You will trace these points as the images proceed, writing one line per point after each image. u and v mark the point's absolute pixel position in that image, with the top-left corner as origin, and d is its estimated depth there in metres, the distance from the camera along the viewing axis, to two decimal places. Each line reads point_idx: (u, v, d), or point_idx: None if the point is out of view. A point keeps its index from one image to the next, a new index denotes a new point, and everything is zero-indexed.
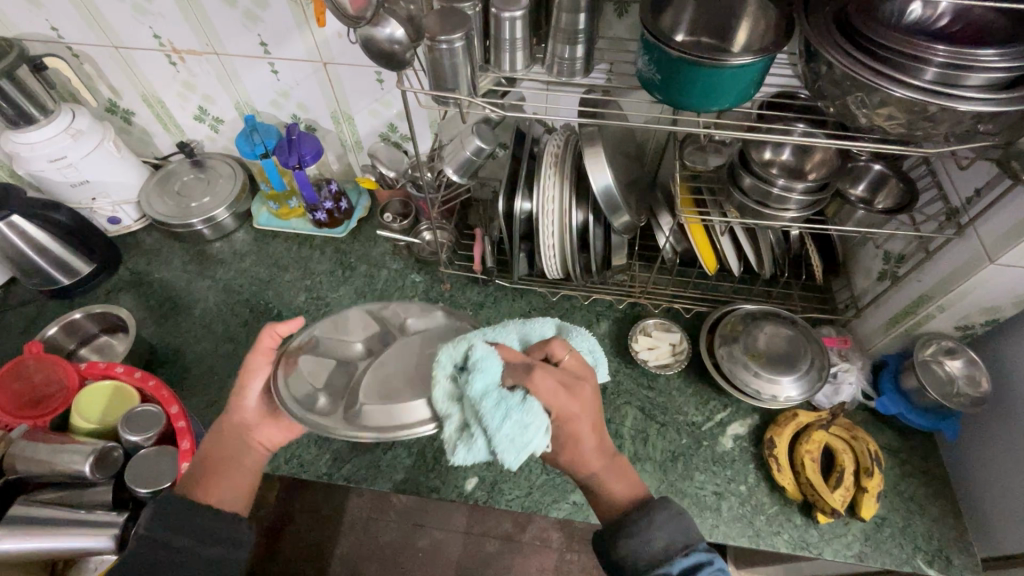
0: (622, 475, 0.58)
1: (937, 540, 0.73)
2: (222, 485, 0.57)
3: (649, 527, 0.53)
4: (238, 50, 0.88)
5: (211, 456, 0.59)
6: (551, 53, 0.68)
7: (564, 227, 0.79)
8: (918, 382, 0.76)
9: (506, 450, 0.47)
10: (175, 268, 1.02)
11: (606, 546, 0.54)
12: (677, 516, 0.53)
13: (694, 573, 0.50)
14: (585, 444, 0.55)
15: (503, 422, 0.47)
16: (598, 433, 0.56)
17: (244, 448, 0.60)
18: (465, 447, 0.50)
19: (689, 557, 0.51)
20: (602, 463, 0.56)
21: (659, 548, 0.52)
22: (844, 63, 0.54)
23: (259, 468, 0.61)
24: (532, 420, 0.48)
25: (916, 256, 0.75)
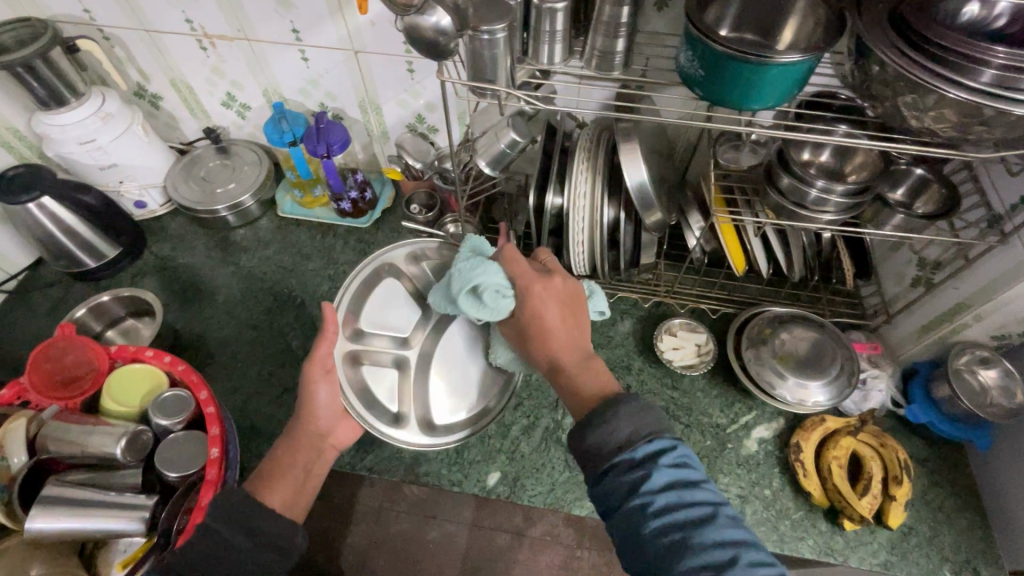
0: (586, 370, 0.60)
1: (965, 552, 0.72)
2: (287, 485, 0.61)
3: (614, 419, 0.51)
4: (269, 37, 0.87)
5: (279, 465, 0.63)
6: (591, 46, 0.67)
7: (595, 224, 0.78)
8: (950, 390, 0.75)
9: (457, 288, 0.67)
10: (200, 253, 1.02)
11: (575, 439, 0.53)
12: (644, 410, 0.52)
13: (657, 459, 0.49)
14: (547, 317, 0.63)
15: (467, 262, 0.68)
16: (562, 313, 0.63)
17: (319, 454, 0.66)
18: (438, 288, 0.75)
19: (652, 445, 0.49)
20: (569, 351, 0.62)
21: (625, 434, 0.50)
22: (898, 62, 0.52)
23: (320, 476, 0.65)
24: (485, 266, 0.66)
25: (954, 262, 0.74)
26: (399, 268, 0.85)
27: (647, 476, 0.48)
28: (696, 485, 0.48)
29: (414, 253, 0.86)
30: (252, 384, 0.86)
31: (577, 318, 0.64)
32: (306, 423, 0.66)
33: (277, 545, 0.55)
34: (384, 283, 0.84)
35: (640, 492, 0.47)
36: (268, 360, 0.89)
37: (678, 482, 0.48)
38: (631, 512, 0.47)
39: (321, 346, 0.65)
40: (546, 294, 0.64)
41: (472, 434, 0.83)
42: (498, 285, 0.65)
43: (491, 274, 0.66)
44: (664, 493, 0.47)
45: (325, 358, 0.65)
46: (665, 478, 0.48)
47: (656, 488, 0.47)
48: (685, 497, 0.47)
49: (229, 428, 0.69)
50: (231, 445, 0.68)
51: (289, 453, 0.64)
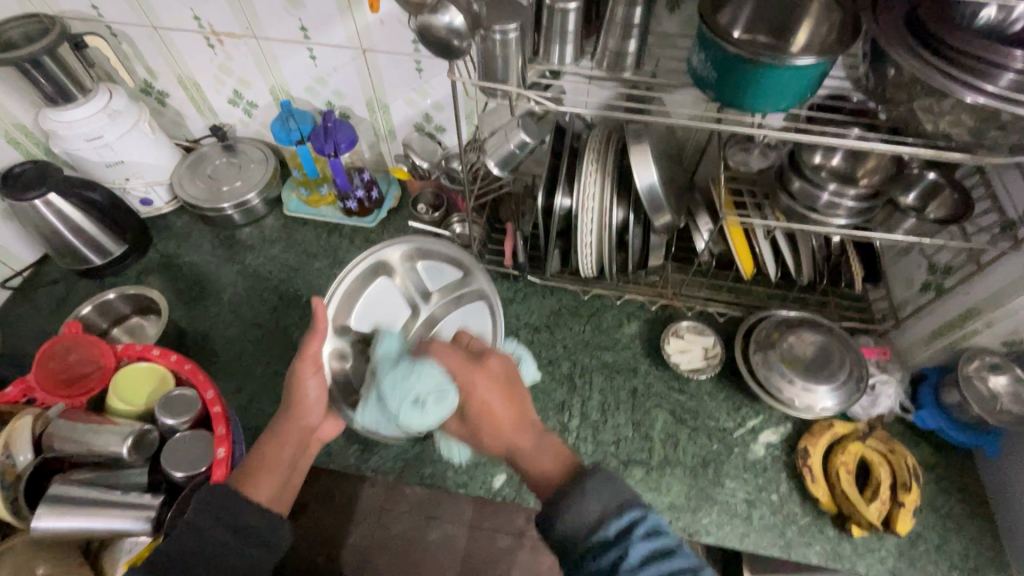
0: (543, 452, 0.53)
1: (974, 559, 0.72)
2: (270, 480, 0.61)
3: (580, 496, 0.46)
4: (278, 35, 0.87)
5: (264, 459, 0.62)
6: (603, 47, 0.66)
7: (603, 225, 0.77)
8: (960, 397, 0.75)
9: (396, 404, 0.56)
10: (205, 251, 1.02)
11: (543, 524, 0.47)
12: (608, 481, 0.47)
13: (630, 532, 0.43)
14: (493, 410, 0.55)
15: (395, 372, 0.57)
16: (506, 399, 0.56)
17: (301, 448, 0.65)
18: (367, 407, 0.61)
19: (623, 518, 0.44)
20: (520, 433, 0.54)
21: (594, 513, 0.45)
22: (915, 66, 0.52)
23: (300, 473, 0.65)
24: (416, 372, 0.56)
25: (965, 268, 0.74)
26: (393, 267, 0.81)
27: (624, 554, 0.42)
28: (676, 552, 0.43)
29: (410, 252, 0.82)
30: (258, 384, 0.86)
31: (520, 398, 0.57)
32: (295, 417, 0.65)
33: (264, 540, 0.54)
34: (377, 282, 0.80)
35: (620, 573, 0.41)
36: (273, 360, 0.88)
37: (655, 554, 0.42)
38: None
39: (312, 342, 0.62)
40: (483, 384, 0.56)
41: None
42: (432, 391, 0.55)
43: (424, 379, 0.55)
44: (647, 570, 0.41)
45: (316, 351, 0.63)
46: (642, 553, 0.42)
47: (638, 565, 0.42)
48: (668, 569, 0.42)
49: (235, 428, 0.69)
50: (237, 445, 0.68)
51: (274, 447, 0.63)
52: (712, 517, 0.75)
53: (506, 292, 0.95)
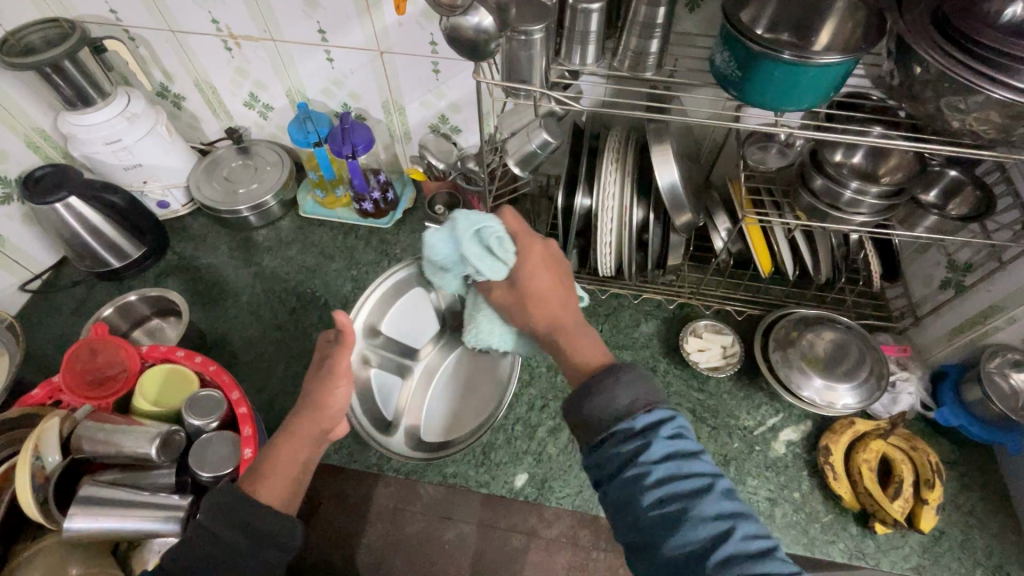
0: (583, 340, 0.56)
1: (997, 556, 0.72)
2: (279, 482, 0.57)
3: (614, 385, 0.48)
4: (296, 37, 0.87)
5: (277, 460, 0.58)
6: (625, 46, 0.67)
7: (623, 224, 0.78)
8: (982, 394, 0.74)
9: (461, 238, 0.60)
10: (222, 253, 1.02)
11: (572, 407, 0.50)
12: (643, 379, 0.49)
13: (657, 429, 0.46)
14: (542, 282, 0.60)
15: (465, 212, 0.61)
16: (555, 276, 0.60)
17: (316, 448, 0.62)
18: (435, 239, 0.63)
19: (652, 415, 0.47)
20: (564, 313, 0.59)
21: (625, 403, 0.47)
22: (942, 61, 0.52)
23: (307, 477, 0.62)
24: (485, 218, 0.60)
25: (986, 265, 0.74)
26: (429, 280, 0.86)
27: (646, 445, 0.45)
28: (694, 457, 0.46)
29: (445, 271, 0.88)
30: (279, 385, 0.86)
31: (567, 280, 0.61)
32: (311, 417, 0.61)
33: (277, 542, 0.53)
34: (410, 292, 0.85)
35: (639, 460, 0.45)
36: (293, 361, 0.89)
37: (676, 453, 0.45)
38: (628, 481, 0.44)
39: (340, 353, 0.61)
40: (537, 259, 0.60)
41: (499, 435, 0.84)
42: (500, 235, 0.60)
43: (492, 225, 0.60)
44: (665, 464, 0.45)
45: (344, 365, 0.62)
46: (663, 449, 0.45)
47: (657, 458, 0.45)
48: (683, 467, 0.45)
49: (260, 428, 0.69)
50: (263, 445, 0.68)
51: (288, 448, 0.59)
52: None
53: None
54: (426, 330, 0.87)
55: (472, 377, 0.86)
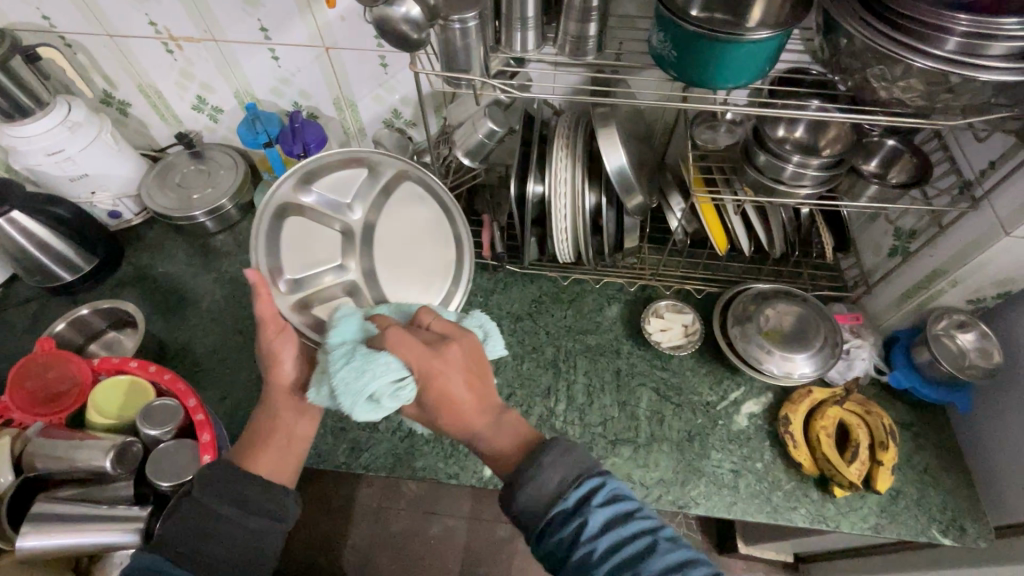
0: (500, 432, 0.56)
1: (951, 511, 0.75)
2: (269, 456, 0.59)
3: (539, 471, 0.50)
4: (238, 37, 0.86)
5: (262, 434, 0.60)
6: (563, 32, 0.67)
7: (576, 210, 0.78)
8: (930, 356, 0.76)
9: (349, 402, 0.53)
10: (180, 261, 1.01)
11: (506, 499, 0.51)
12: (565, 453, 0.51)
13: (589, 501, 0.49)
14: (455, 386, 0.56)
15: (347, 368, 0.53)
16: (469, 379, 0.57)
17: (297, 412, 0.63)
18: (318, 390, 0.57)
19: (582, 488, 0.49)
20: (479, 414, 0.57)
21: (552, 486, 0.50)
22: (866, 33, 0.53)
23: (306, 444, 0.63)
24: (372, 367, 0.53)
25: (928, 231, 0.76)
26: (294, 202, 0.71)
27: (583, 523, 0.48)
28: (632, 516, 0.48)
29: (303, 176, 0.72)
30: (242, 390, 0.85)
31: (483, 379, 0.59)
32: (274, 383, 0.63)
33: (267, 510, 0.54)
34: (286, 225, 0.70)
35: (581, 541, 0.47)
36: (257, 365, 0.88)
37: (612, 520, 0.48)
38: (578, 563, 0.46)
39: (264, 305, 0.61)
40: (451, 364, 0.56)
41: None
42: (392, 384, 0.54)
43: (379, 376, 0.53)
44: (604, 535, 0.47)
45: (274, 315, 0.62)
46: (601, 520, 0.48)
47: (596, 532, 0.47)
48: (623, 531, 0.47)
49: (222, 434, 0.69)
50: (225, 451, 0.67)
51: (268, 417, 0.62)
52: (700, 489, 0.76)
53: (486, 283, 0.95)
54: (330, 240, 0.74)
55: (410, 239, 0.80)
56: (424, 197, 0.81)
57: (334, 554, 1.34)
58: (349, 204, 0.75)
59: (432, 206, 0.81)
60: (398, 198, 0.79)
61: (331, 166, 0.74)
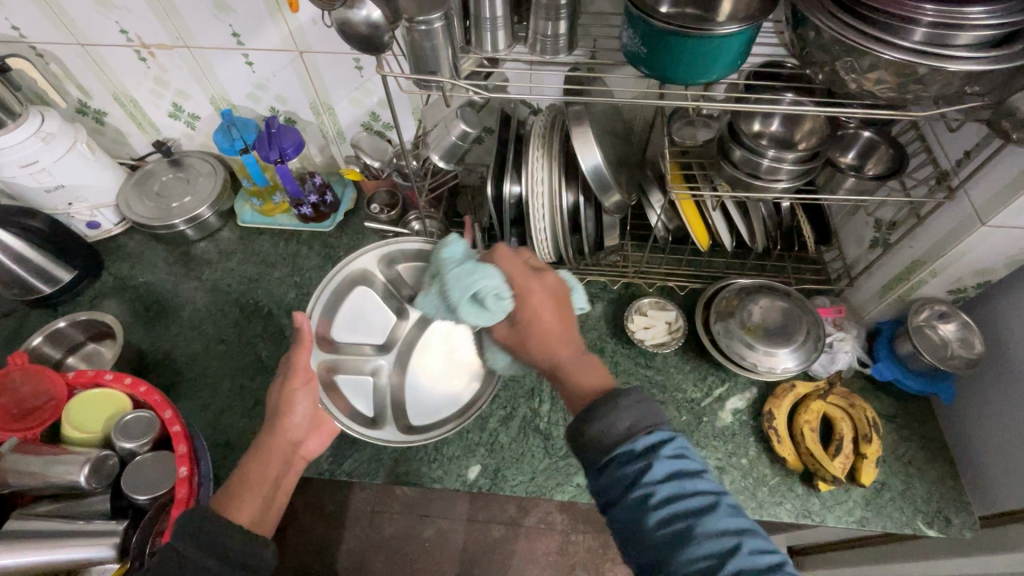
0: (581, 364, 0.58)
1: (936, 501, 0.75)
2: (253, 502, 0.58)
3: (614, 410, 0.50)
4: (210, 43, 0.85)
5: (247, 479, 0.59)
6: (534, 31, 0.66)
7: (554, 210, 0.78)
8: (913, 347, 0.76)
9: (455, 297, 0.62)
10: (161, 270, 1.00)
11: (575, 431, 0.52)
12: (643, 401, 0.51)
13: (657, 450, 0.48)
14: (544, 320, 0.60)
15: (457, 269, 0.63)
16: (557, 312, 0.60)
17: (287, 464, 0.62)
18: (428, 295, 0.69)
19: (653, 436, 0.49)
20: (564, 347, 0.59)
21: (625, 427, 0.49)
22: (832, 27, 0.53)
23: (283, 497, 0.61)
24: (481, 270, 0.61)
25: (907, 222, 0.75)
26: (373, 274, 0.85)
27: (648, 467, 0.47)
28: (696, 475, 0.48)
29: (387, 255, 0.85)
30: (224, 399, 0.84)
31: (569, 315, 0.62)
32: (277, 430, 0.62)
33: (244, 565, 0.52)
34: (355, 293, 0.84)
35: (642, 483, 0.47)
36: (238, 373, 0.87)
37: (678, 472, 0.47)
38: (634, 504, 0.46)
39: (299, 352, 0.63)
40: (540, 297, 0.60)
41: (450, 429, 0.81)
42: (494, 288, 0.60)
43: (485, 277, 0.60)
44: (667, 483, 0.47)
45: (307, 366, 0.64)
46: (666, 469, 0.47)
47: (660, 479, 0.47)
48: (686, 486, 0.47)
49: (200, 444, 0.68)
50: (202, 463, 0.67)
51: (257, 464, 0.60)
52: None
53: None
54: (381, 322, 0.86)
55: (447, 364, 0.83)
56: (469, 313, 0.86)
57: (328, 559, 1.35)
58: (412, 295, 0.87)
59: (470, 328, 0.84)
60: None
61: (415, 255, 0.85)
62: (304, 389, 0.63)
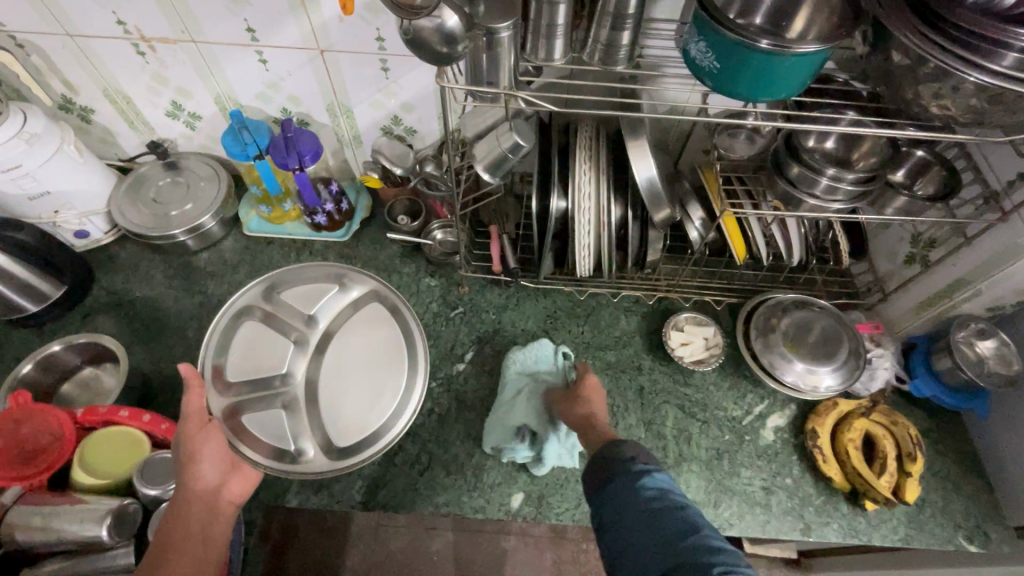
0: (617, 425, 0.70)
1: (975, 517, 0.76)
2: (179, 567, 0.52)
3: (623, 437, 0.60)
4: (220, 38, 0.77)
5: (167, 545, 0.53)
6: (594, 38, 0.62)
7: (600, 225, 0.75)
8: (952, 363, 0.77)
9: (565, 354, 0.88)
10: (159, 283, 0.92)
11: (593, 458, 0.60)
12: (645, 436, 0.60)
13: (654, 466, 0.56)
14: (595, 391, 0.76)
15: None
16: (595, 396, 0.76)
17: (210, 515, 0.56)
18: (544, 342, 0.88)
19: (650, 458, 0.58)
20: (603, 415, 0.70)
21: (635, 450, 0.58)
22: (919, 44, 0.51)
23: (222, 545, 0.56)
24: None
25: (950, 241, 0.75)
26: (263, 308, 0.83)
27: (643, 473, 0.55)
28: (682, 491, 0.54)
29: (271, 285, 0.85)
30: None
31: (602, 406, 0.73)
32: (187, 483, 0.57)
33: None
34: (246, 328, 0.81)
35: (635, 482, 0.54)
36: None
37: (665, 482, 0.54)
38: (626, 496, 0.54)
39: (190, 398, 0.61)
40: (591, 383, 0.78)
41: (489, 454, 0.78)
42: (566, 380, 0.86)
43: None
44: (655, 485, 0.54)
45: (200, 408, 0.61)
46: (656, 477, 0.55)
47: (649, 480, 0.54)
48: (672, 491, 0.53)
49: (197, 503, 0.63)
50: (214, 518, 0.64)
51: (174, 526, 0.54)
52: (733, 509, 0.74)
53: (498, 299, 0.91)
54: (283, 351, 0.81)
55: (369, 363, 0.81)
56: (388, 321, 0.84)
57: None
58: (314, 315, 0.84)
59: (393, 333, 0.83)
60: (362, 320, 0.85)
61: (307, 280, 0.87)
62: (203, 433, 0.59)
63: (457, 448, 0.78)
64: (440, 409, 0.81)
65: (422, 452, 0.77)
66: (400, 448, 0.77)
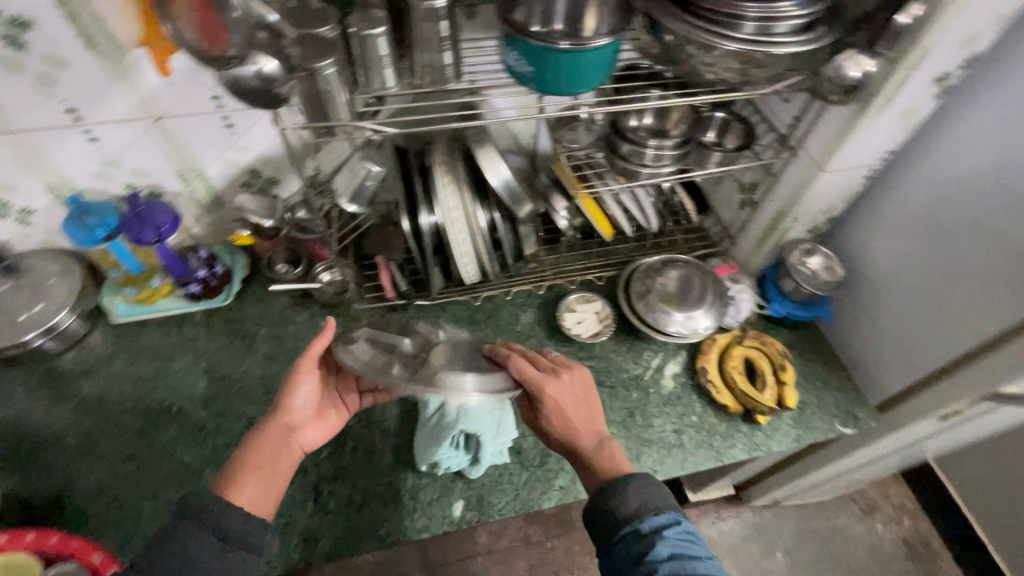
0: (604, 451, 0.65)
1: (845, 404, 0.89)
2: (253, 485, 0.60)
3: (625, 490, 0.59)
4: (39, 123, 0.73)
5: (249, 462, 0.62)
6: (420, 63, 0.67)
7: (473, 231, 0.80)
8: (793, 283, 0.89)
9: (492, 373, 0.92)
10: (21, 398, 0.83)
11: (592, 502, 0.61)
12: (652, 487, 0.60)
13: (663, 530, 0.56)
14: (570, 411, 0.67)
15: None
16: (576, 406, 0.68)
17: (287, 447, 0.65)
18: None
19: (662, 517, 0.57)
20: (588, 434, 0.66)
21: (635, 505, 0.58)
22: (683, 28, 0.62)
23: (288, 475, 0.65)
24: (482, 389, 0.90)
25: (764, 181, 0.89)
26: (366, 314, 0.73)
27: (654, 545, 0.55)
28: (699, 558, 0.55)
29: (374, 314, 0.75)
30: (150, 522, 0.72)
31: (592, 406, 0.69)
32: (280, 411, 0.66)
33: (246, 544, 0.56)
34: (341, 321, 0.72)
35: (646, 559, 0.54)
36: (161, 489, 0.75)
37: (680, 552, 0.54)
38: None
39: (313, 343, 0.67)
40: (569, 394, 0.68)
41: (422, 473, 0.78)
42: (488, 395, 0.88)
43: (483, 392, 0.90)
44: (670, 560, 0.54)
45: (315, 354, 0.67)
46: (668, 549, 0.54)
47: (662, 556, 0.54)
48: (688, 565, 0.54)
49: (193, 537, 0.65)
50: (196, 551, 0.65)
51: (256, 450, 0.63)
52: (654, 456, 0.81)
53: None
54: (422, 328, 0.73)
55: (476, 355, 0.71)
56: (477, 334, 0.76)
57: None
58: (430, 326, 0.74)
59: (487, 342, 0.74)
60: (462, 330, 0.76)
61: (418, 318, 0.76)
62: (307, 372, 0.68)
63: (389, 476, 0.78)
64: (364, 444, 0.80)
65: (353, 491, 0.76)
66: (330, 493, 0.76)
